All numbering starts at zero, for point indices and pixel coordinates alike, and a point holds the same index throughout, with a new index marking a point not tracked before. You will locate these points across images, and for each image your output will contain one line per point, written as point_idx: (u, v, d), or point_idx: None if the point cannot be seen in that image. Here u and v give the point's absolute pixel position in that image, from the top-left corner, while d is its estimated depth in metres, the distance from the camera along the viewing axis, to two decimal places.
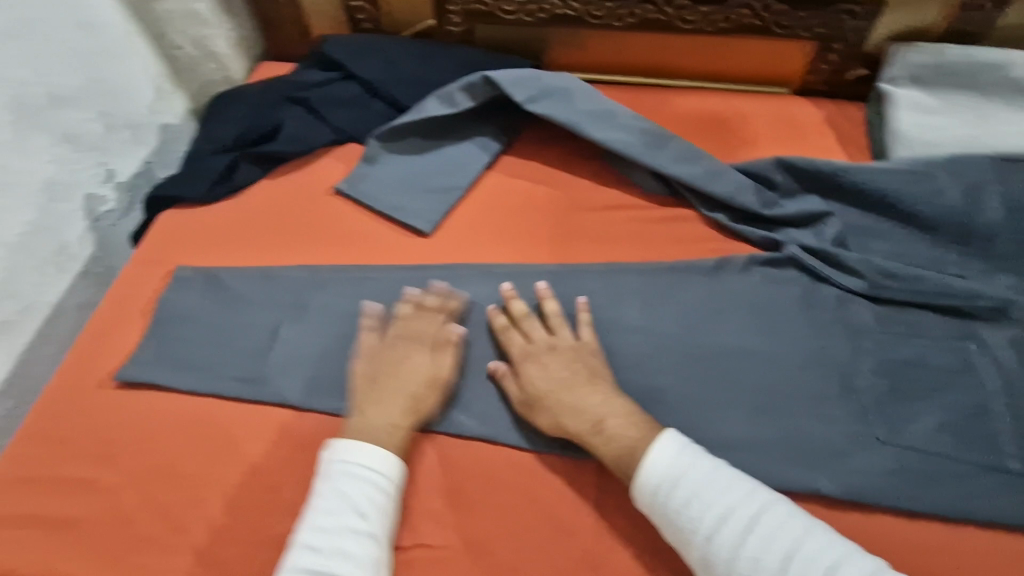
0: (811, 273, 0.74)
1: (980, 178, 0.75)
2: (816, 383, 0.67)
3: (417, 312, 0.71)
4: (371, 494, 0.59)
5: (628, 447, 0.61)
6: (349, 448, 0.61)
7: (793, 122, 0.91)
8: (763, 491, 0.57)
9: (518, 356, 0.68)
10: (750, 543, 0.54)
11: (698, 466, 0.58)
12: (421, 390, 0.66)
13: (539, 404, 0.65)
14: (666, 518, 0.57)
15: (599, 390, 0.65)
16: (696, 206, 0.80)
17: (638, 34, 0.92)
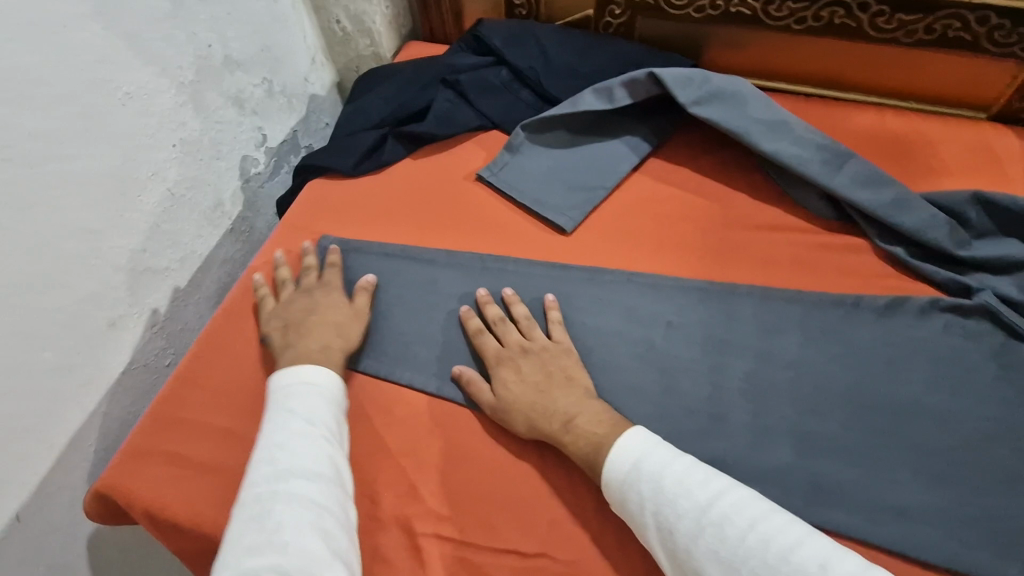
0: (1007, 328, 0.65)
1: None
2: (1007, 455, 0.59)
3: (314, 274, 0.75)
4: (319, 406, 0.60)
5: (597, 443, 0.58)
6: (291, 374, 0.63)
7: (993, 152, 0.80)
8: (730, 485, 0.53)
9: (489, 360, 0.67)
10: (714, 543, 0.50)
11: (658, 461, 0.55)
12: (347, 323, 0.70)
13: (503, 405, 0.63)
14: (632, 515, 0.55)
15: (567, 390, 0.63)
16: (871, 236, 0.72)
17: (818, 40, 0.85)
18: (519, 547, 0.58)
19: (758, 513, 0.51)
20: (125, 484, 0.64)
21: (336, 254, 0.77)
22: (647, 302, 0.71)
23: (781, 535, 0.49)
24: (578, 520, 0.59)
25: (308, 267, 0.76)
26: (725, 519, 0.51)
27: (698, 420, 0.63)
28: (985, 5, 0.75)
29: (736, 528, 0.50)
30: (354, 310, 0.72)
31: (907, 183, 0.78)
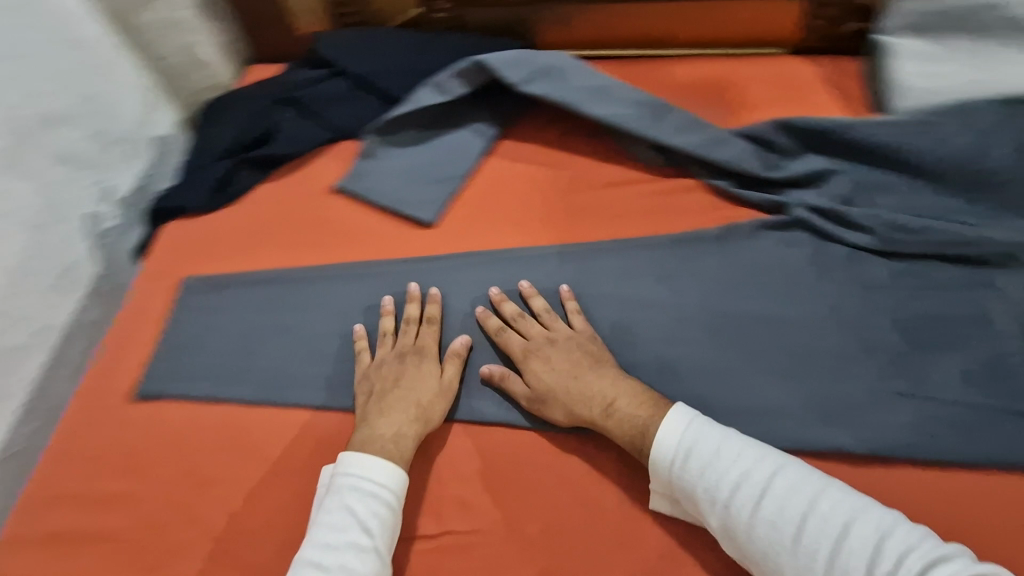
0: (819, 233, 0.74)
1: (985, 125, 0.73)
2: (832, 342, 0.68)
3: (408, 326, 0.71)
4: (372, 507, 0.58)
5: (641, 426, 0.61)
6: (353, 462, 0.60)
7: (793, 82, 0.89)
8: (774, 455, 0.57)
9: (520, 358, 0.68)
10: (768, 512, 0.53)
11: (704, 437, 0.58)
12: (432, 404, 0.66)
13: (543, 401, 0.65)
14: (681, 491, 0.57)
15: (607, 376, 0.65)
16: (698, 175, 0.80)
17: (628, 5, 0.92)
18: (421, 530, 0.63)
19: (804, 478, 0.54)
20: (11, 572, 0.63)
21: (435, 305, 0.73)
22: (516, 277, 0.75)
23: (833, 503, 0.52)
24: (475, 492, 0.64)
25: (410, 323, 0.71)
26: (777, 488, 0.54)
27: None
28: None
29: (789, 498, 0.53)
30: (443, 381, 0.68)
31: (725, 123, 0.86)
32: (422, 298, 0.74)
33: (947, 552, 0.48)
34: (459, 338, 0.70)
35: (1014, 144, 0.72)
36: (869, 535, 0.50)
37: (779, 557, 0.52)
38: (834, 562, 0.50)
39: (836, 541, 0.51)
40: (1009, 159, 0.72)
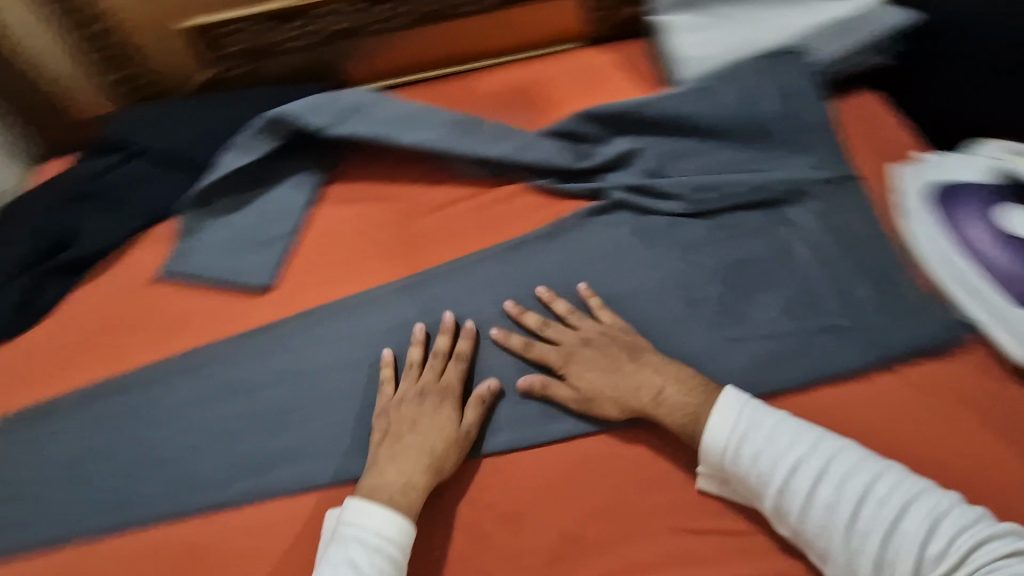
0: (635, 208, 0.78)
1: (749, 82, 0.82)
2: (668, 307, 0.72)
3: (430, 364, 0.69)
4: (374, 560, 0.56)
5: (691, 414, 0.63)
6: (359, 509, 0.59)
7: (590, 72, 0.95)
8: (829, 438, 0.58)
9: (559, 360, 0.69)
10: (824, 496, 0.56)
11: (757, 423, 0.60)
12: (445, 455, 0.63)
13: (584, 400, 0.66)
14: (734, 478, 0.60)
15: (647, 363, 0.66)
16: (522, 179, 0.83)
17: (420, 30, 0.92)
18: None
19: (857, 460, 0.57)
20: None
21: (467, 340, 0.71)
22: (366, 323, 0.74)
23: (887, 485, 0.54)
24: None
25: (437, 356, 0.70)
26: (831, 470, 0.56)
27: None
28: None
29: (845, 481, 0.55)
30: (460, 431, 0.65)
31: (534, 125, 0.90)
32: (455, 330, 0.73)
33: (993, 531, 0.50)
34: (488, 383, 0.68)
35: (775, 94, 0.80)
36: (922, 515, 0.52)
37: (834, 539, 0.54)
38: (887, 546, 0.52)
39: (890, 524, 0.53)
40: (774, 107, 0.80)
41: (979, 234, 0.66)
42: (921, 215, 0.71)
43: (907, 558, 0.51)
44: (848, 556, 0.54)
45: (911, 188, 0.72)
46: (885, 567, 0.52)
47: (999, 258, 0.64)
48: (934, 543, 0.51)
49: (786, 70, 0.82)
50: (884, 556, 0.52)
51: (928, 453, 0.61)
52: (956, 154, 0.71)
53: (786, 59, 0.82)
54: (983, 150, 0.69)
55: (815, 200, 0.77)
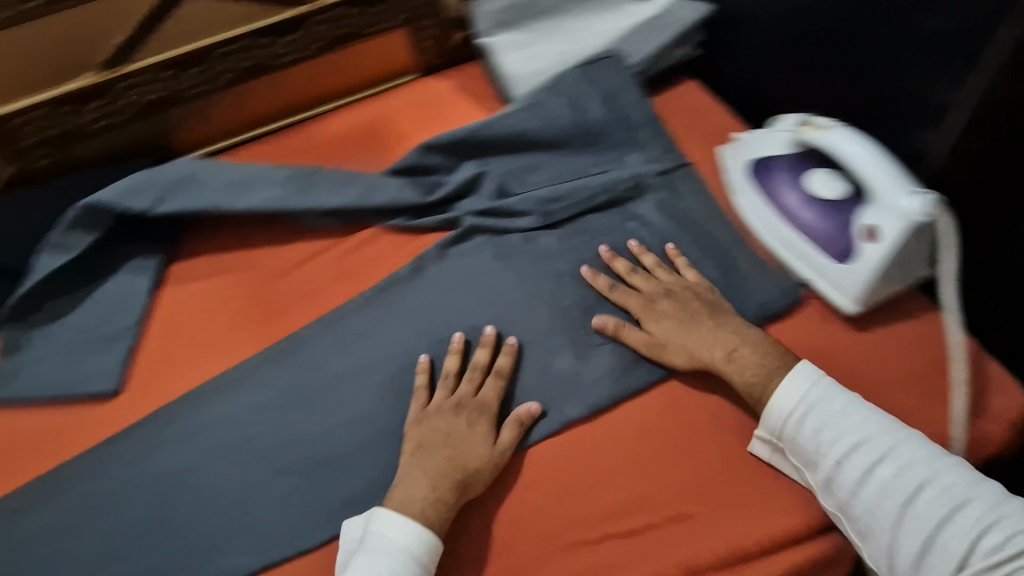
0: (491, 230, 0.79)
1: (574, 91, 0.85)
2: (536, 323, 0.73)
3: (479, 375, 0.69)
4: (398, 575, 0.56)
5: (761, 377, 0.64)
6: (386, 519, 0.59)
7: (431, 101, 0.96)
8: (898, 427, 0.60)
9: (638, 310, 0.71)
10: (880, 477, 0.58)
11: (831, 399, 0.62)
12: (478, 471, 0.62)
13: (658, 347, 0.69)
14: (793, 450, 0.62)
15: (725, 322, 0.68)
16: (376, 222, 0.81)
17: (244, 87, 0.88)
18: None
19: (919, 451, 0.58)
20: None
21: (507, 357, 0.70)
22: (230, 406, 0.70)
23: (949, 479, 0.56)
24: None
25: (476, 369, 0.69)
26: (892, 454, 0.58)
27: (316, 472, 0.66)
28: (333, 5, 0.86)
29: (905, 468, 0.57)
30: (494, 447, 0.64)
31: (380, 165, 0.89)
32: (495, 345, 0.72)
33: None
34: (528, 406, 0.67)
35: (600, 100, 0.85)
36: (978, 513, 0.54)
37: (883, 518, 0.56)
38: (938, 535, 0.54)
39: (944, 516, 0.54)
40: (601, 113, 0.84)
41: (789, 202, 0.72)
42: (747, 191, 0.77)
43: (954, 548, 0.53)
44: (891, 540, 0.56)
45: (736, 167, 0.79)
46: (929, 554, 0.54)
47: (808, 222, 0.70)
48: (986, 540, 0.52)
49: (605, 74, 0.86)
50: (929, 542, 0.54)
51: None
52: (765, 130, 0.77)
53: (604, 63, 0.87)
54: (780, 124, 0.75)
55: (656, 192, 0.81)
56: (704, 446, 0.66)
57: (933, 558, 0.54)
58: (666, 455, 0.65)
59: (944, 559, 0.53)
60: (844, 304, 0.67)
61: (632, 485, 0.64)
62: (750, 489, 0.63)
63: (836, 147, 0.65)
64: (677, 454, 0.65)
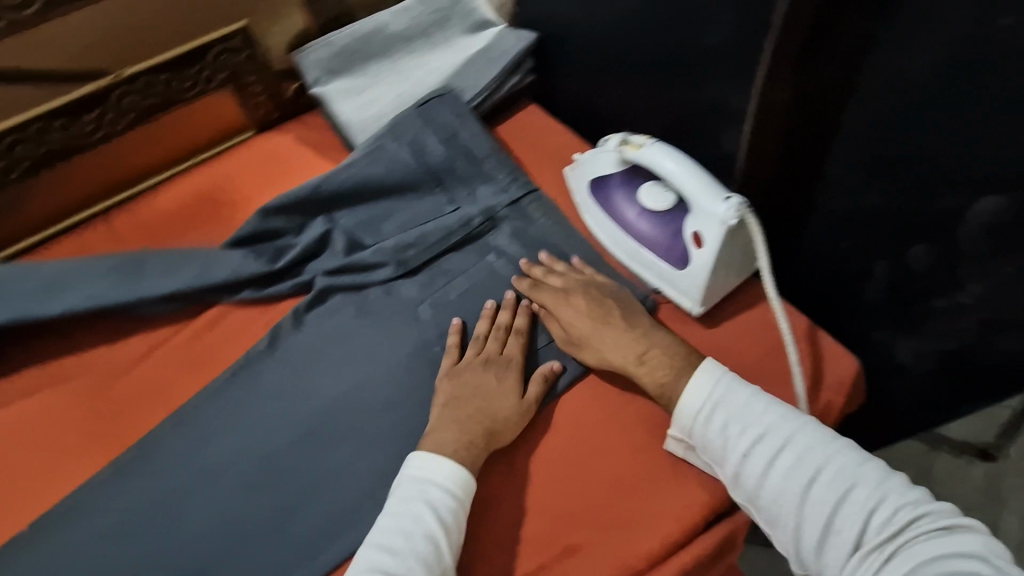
0: (348, 287, 0.76)
1: (414, 132, 0.84)
2: (407, 377, 0.70)
3: (501, 333, 0.72)
4: (437, 506, 0.59)
5: (670, 377, 0.65)
6: (420, 462, 0.61)
7: (273, 157, 0.91)
8: (797, 415, 0.60)
9: (552, 300, 0.73)
10: (780, 466, 0.57)
11: (735, 393, 0.62)
12: (507, 422, 0.66)
13: (575, 341, 0.71)
14: (702, 445, 0.62)
15: (636, 323, 0.69)
16: (222, 298, 0.76)
17: (47, 174, 0.79)
18: None
19: (815, 436, 0.58)
20: None
21: (525, 318, 0.73)
22: (70, 539, 0.62)
23: (842, 462, 0.56)
24: None
25: (501, 331, 0.72)
26: (792, 443, 0.58)
27: None
28: (136, 73, 0.79)
29: (803, 456, 0.57)
30: (522, 399, 0.68)
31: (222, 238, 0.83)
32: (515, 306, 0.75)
33: (930, 509, 0.53)
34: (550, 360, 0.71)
35: (439, 139, 0.83)
36: (867, 491, 0.54)
37: (785, 506, 0.56)
38: (834, 518, 0.54)
39: (838, 499, 0.54)
40: (442, 151, 0.83)
41: (628, 217, 0.75)
42: (593, 209, 0.80)
43: (849, 529, 0.53)
44: (796, 527, 0.56)
45: (580, 188, 0.81)
46: (828, 538, 0.54)
47: (646, 234, 0.73)
48: (877, 519, 0.53)
49: (440, 112, 0.85)
50: (827, 525, 0.54)
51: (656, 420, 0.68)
52: (597, 149, 0.79)
53: (439, 100, 0.86)
54: (608, 143, 0.77)
55: (510, 221, 0.82)
56: (585, 471, 0.65)
57: (832, 541, 0.54)
58: (549, 488, 0.65)
59: (841, 541, 0.53)
60: (690, 306, 0.72)
61: (520, 527, 0.63)
62: (636, 506, 0.63)
63: (657, 163, 0.69)
64: (561, 484, 0.65)
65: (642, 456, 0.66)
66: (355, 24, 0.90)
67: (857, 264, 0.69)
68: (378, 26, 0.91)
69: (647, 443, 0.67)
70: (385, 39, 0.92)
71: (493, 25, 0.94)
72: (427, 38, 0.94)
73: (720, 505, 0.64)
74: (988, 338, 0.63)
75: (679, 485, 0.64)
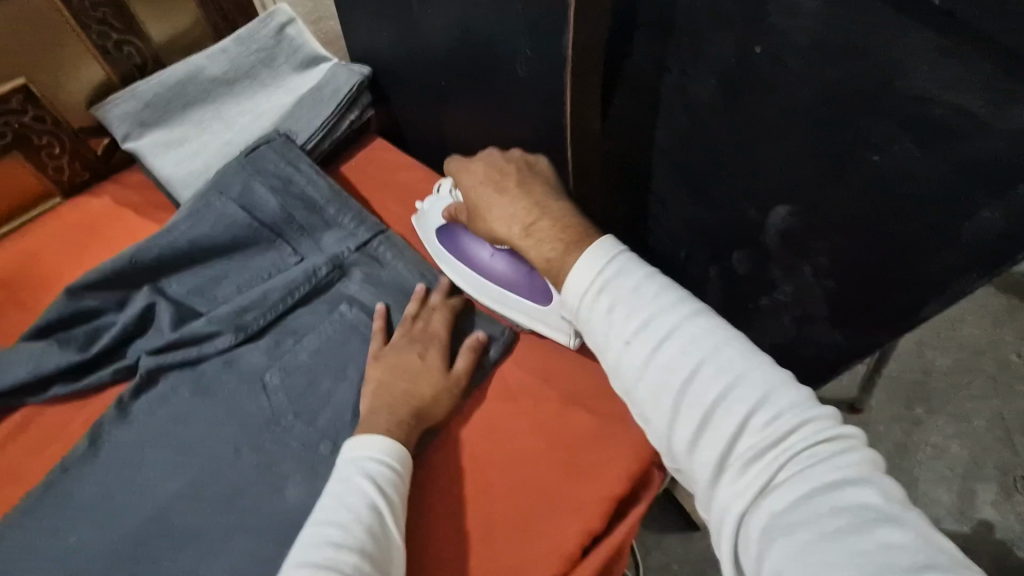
0: (179, 365, 0.70)
1: (242, 183, 0.77)
2: (253, 457, 0.65)
3: (425, 313, 0.73)
4: (374, 477, 0.58)
5: (555, 249, 0.58)
6: (355, 443, 0.61)
7: (85, 224, 0.82)
8: (691, 301, 0.51)
9: (456, 164, 0.70)
10: (663, 356, 0.49)
11: (627, 275, 0.53)
12: (437, 400, 0.67)
13: (472, 209, 0.68)
14: (589, 328, 0.54)
15: (529, 194, 0.63)
16: (28, 399, 0.68)
17: None
18: None
19: (709, 325, 0.50)
20: None
21: (455, 298, 0.75)
22: None
23: (733, 357, 0.48)
24: None
25: (426, 310, 0.73)
26: (679, 331, 0.49)
27: None
28: None
29: (690, 347, 0.49)
30: (451, 374, 0.69)
31: (23, 328, 0.74)
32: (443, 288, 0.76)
33: (821, 420, 0.44)
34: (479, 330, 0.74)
35: (270, 188, 0.77)
36: (754, 395, 0.46)
37: (662, 398, 0.49)
38: (712, 415, 0.46)
39: (718, 398, 0.46)
40: (275, 201, 0.77)
41: (483, 258, 0.74)
42: (447, 259, 0.78)
43: (725, 433, 0.45)
44: (671, 421, 0.49)
45: (429, 239, 0.80)
46: (701, 435, 0.47)
47: (502, 272, 0.73)
48: (759, 426, 0.45)
49: (269, 159, 0.79)
50: (702, 425, 0.47)
51: (528, 456, 0.67)
52: (438, 196, 0.80)
53: (269, 146, 0.80)
54: (445, 189, 0.79)
55: (359, 267, 0.77)
56: (455, 523, 0.64)
57: (704, 444, 0.47)
58: (416, 549, 0.62)
59: (714, 445, 0.46)
60: (566, 340, 0.71)
61: None
62: (505, 552, 0.62)
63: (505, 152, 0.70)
64: (431, 541, 0.63)
65: (514, 494, 0.65)
66: (163, 72, 0.83)
67: (693, 270, 0.72)
68: (191, 71, 0.84)
69: (520, 482, 0.65)
70: (203, 83, 0.85)
71: (324, 60, 0.89)
72: (252, 78, 0.88)
73: (597, 531, 0.62)
74: (805, 335, 0.66)
75: (549, 519, 0.63)
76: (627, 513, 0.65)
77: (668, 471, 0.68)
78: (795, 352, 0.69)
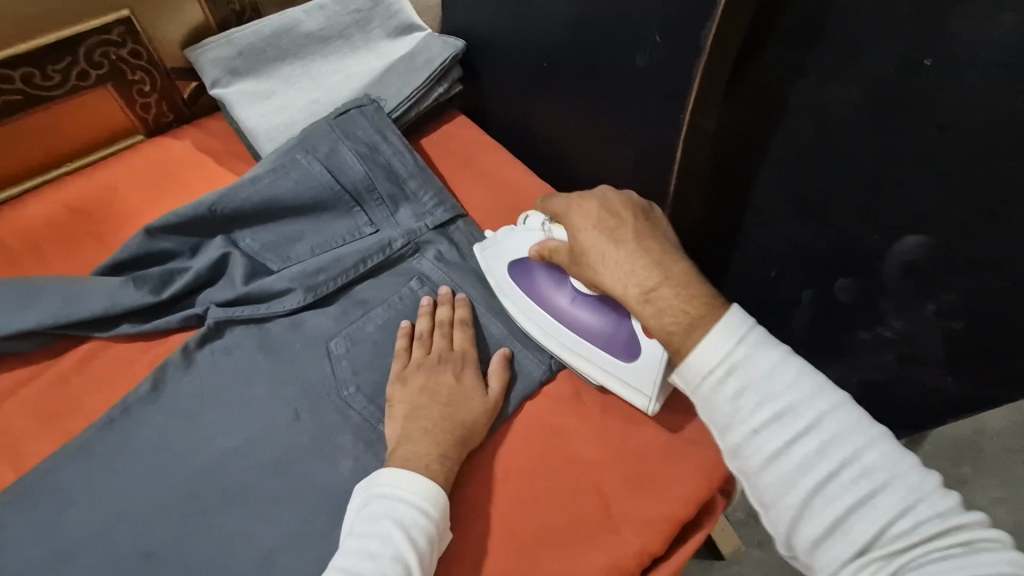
0: (246, 321, 0.69)
1: (330, 145, 0.75)
2: (313, 422, 0.63)
3: (441, 330, 0.67)
4: (404, 521, 0.52)
5: (681, 319, 0.48)
6: (388, 477, 0.56)
7: (165, 165, 0.81)
8: (831, 387, 0.42)
9: (565, 204, 0.61)
10: (796, 453, 0.41)
11: (760, 354, 0.44)
12: (477, 429, 0.62)
13: (578, 254, 0.58)
14: (705, 407, 0.46)
15: (648, 251, 0.53)
16: (97, 333, 0.68)
17: None
18: None
19: (850, 417, 0.41)
20: None
21: (463, 309, 0.69)
22: None
23: (876, 456, 0.40)
24: None
25: (441, 327, 0.67)
26: (818, 424, 0.41)
27: None
28: None
29: (829, 445, 0.41)
30: (487, 399, 0.64)
31: (95, 262, 0.73)
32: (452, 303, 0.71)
33: (961, 525, 0.37)
34: (502, 351, 0.67)
35: (356, 153, 0.75)
36: (898, 498, 0.39)
37: (788, 495, 0.41)
38: (846, 521, 0.39)
39: (854, 502, 0.39)
40: (359, 168, 0.75)
41: (562, 303, 0.65)
42: (513, 295, 0.69)
43: (859, 541, 0.39)
44: (795, 519, 0.41)
45: (496, 272, 0.70)
46: (829, 539, 0.40)
47: (585, 320, 0.64)
48: (896, 532, 0.38)
49: (360, 124, 0.77)
50: (834, 530, 0.40)
51: (596, 461, 0.63)
52: (514, 227, 0.70)
53: (360, 111, 0.78)
54: (530, 221, 0.67)
55: (436, 244, 0.74)
56: (514, 523, 0.60)
57: (831, 547, 0.40)
58: (474, 541, 0.59)
59: (840, 547, 0.39)
60: (644, 405, 0.62)
61: None
62: (564, 560, 0.58)
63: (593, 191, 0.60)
64: (489, 536, 0.59)
65: (571, 503, 0.61)
66: (261, 23, 0.82)
67: (783, 293, 0.67)
68: (288, 25, 0.83)
69: (586, 488, 0.62)
70: (297, 39, 0.84)
71: (419, 28, 0.87)
72: (345, 40, 0.86)
73: (657, 552, 0.59)
74: (905, 373, 0.63)
75: (611, 532, 0.59)
76: (687, 537, 0.62)
77: (732, 498, 0.64)
78: (891, 392, 0.66)
